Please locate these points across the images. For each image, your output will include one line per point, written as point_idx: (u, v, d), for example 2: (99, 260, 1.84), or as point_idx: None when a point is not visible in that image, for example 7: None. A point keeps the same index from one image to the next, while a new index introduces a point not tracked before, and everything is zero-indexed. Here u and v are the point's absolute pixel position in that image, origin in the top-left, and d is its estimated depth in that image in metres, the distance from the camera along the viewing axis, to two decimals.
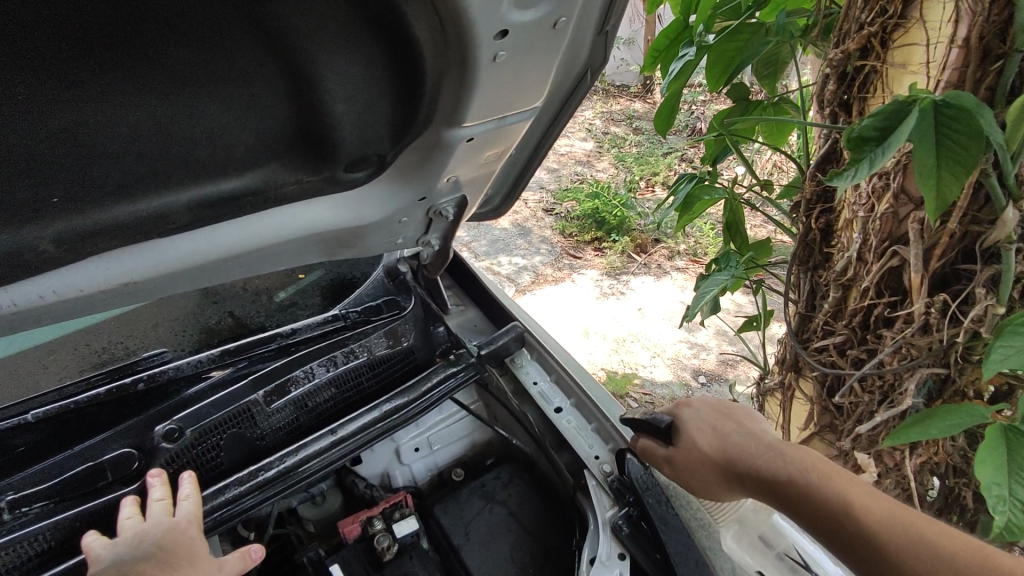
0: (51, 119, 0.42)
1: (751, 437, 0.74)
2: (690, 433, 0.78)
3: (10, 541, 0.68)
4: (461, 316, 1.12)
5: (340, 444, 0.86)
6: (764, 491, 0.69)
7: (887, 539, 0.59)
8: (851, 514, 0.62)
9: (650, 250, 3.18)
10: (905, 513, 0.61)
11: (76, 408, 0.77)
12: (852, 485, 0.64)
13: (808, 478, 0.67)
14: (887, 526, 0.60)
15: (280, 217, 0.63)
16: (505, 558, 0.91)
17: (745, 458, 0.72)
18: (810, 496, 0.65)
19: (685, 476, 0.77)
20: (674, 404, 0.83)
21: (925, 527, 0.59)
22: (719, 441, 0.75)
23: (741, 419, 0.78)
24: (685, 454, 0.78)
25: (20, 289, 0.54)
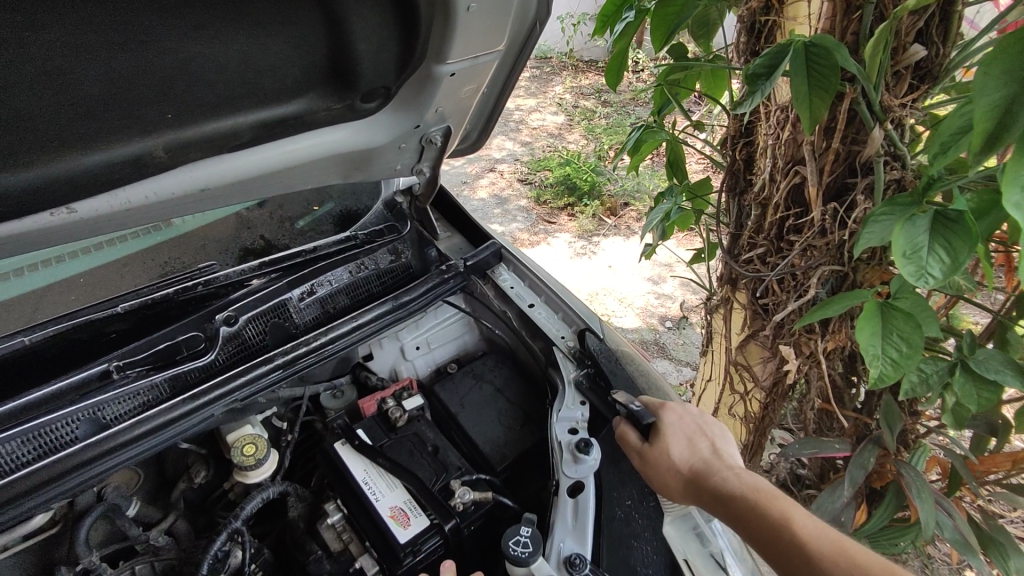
0: (177, 52, 0.64)
1: (718, 456, 0.91)
2: (667, 436, 0.94)
3: (119, 394, 0.90)
4: (449, 241, 1.36)
5: (359, 329, 1.10)
6: (720, 499, 0.85)
7: (813, 549, 0.74)
8: (788, 526, 0.78)
9: (620, 213, 3.42)
10: (830, 532, 0.77)
11: (152, 305, 0.99)
12: (793, 506, 0.80)
13: (759, 495, 0.82)
14: (815, 538, 0.75)
15: (312, 138, 0.85)
16: (494, 419, 1.15)
17: (709, 470, 0.89)
18: (756, 512, 0.81)
19: (652, 473, 0.92)
20: (658, 408, 0.99)
21: (843, 542, 0.74)
22: (691, 452, 0.92)
23: (713, 436, 0.94)
24: (657, 452, 0.93)
25: (134, 191, 0.75)
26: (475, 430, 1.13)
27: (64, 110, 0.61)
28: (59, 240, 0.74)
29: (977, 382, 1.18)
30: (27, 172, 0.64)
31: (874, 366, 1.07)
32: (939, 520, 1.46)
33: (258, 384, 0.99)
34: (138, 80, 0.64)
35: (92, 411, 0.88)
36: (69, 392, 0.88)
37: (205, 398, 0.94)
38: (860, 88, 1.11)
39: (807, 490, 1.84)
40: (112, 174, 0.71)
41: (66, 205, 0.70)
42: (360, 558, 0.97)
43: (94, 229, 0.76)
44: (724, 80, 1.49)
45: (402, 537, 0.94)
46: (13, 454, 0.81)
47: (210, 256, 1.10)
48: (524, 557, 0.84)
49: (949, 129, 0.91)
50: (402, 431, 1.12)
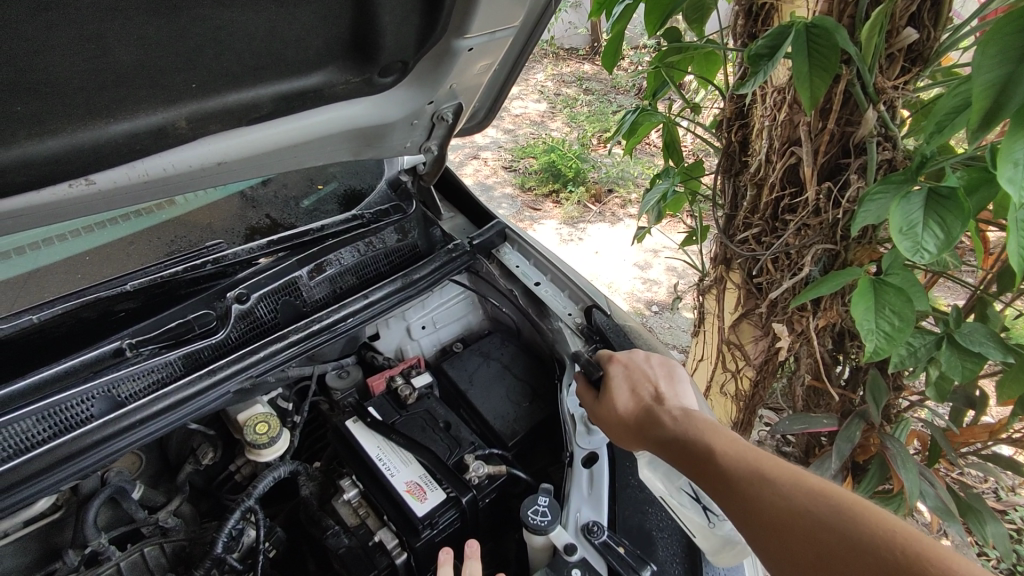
0: (210, 21, 0.65)
1: (659, 398, 0.90)
2: (613, 390, 0.95)
3: (133, 371, 0.90)
4: (453, 222, 1.38)
5: (370, 306, 1.10)
6: (658, 440, 0.84)
7: (732, 470, 0.74)
8: (712, 454, 0.77)
9: (605, 200, 3.44)
10: (756, 456, 0.75)
11: (163, 282, 0.98)
12: (721, 434, 0.79)
13: (692, 428, 0.82)
14: (738, 463, 0.74)
15: (329, 113, 0.86)
16: (501, 394, 1.17)
17: (648, 412, 0.88)
18: (687, 445, 0.80)
19: (607, 428, 0.94)
20: (606, 361, 1.00)
21: (765, 465, 0.73)
22: (635, 400, 0.92)
23: (658, 380, 0.95)
24: (607, 407, 0.94)
25: (154, 162, 0.75)
26: (484, 406, 1.14)
27: (96, 74, 0.62)
28: (77, 212, 0.74)
29: (962, 354, 1.22)
30: (53, 139, 0.65)
31: (869, 340, 1.08)
32: (922, 489, 1.51)
33: (273, 361, 0.99)
34: (168, 48, 0.65)
35: (108, 389, 0.88)
36: (82, 370, 0.87)
37: (221, 374, 0.95)
38: (855, 70, 1.13)
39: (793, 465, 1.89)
40: (135, 144, 0.71)
41: (85, 175, 0.71)
42: (378, 531, 0.98)
43: (112, 202, 0.76)
44: (718, 63, 1.51)
45: (419, 510, 0.95)
46: (29, 432, 0.81)
47: (217, 233, 1.09)
48: (544, 525, 0.86)
49: (944, 108, 0.95)
50: (412, 408, 1.12)
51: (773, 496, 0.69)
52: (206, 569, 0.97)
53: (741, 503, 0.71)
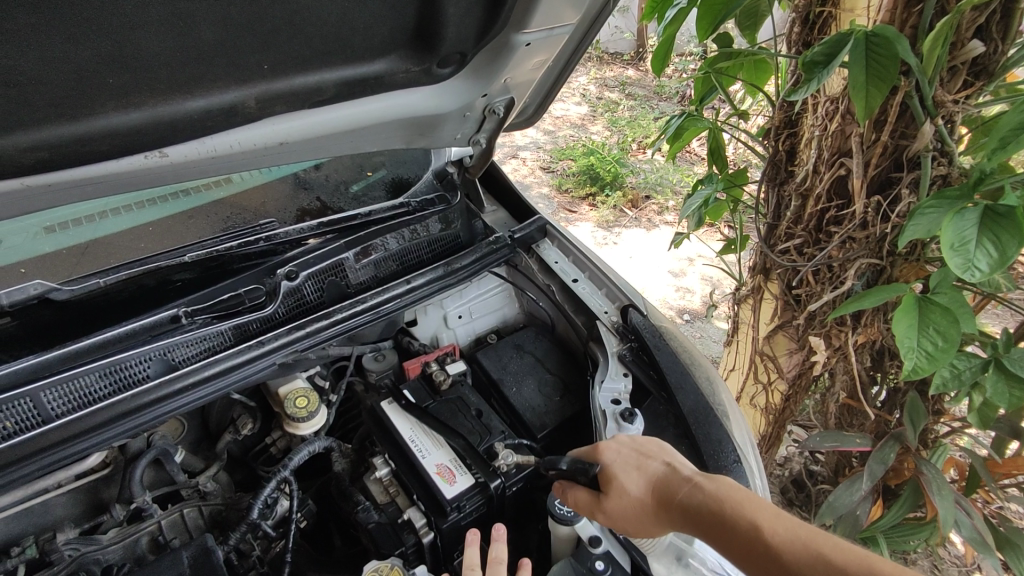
0: (288, 5, 0.68)
1: (674, 473, 0.83)
2: (618, 478, 0.83)
3: (187, 338, 0.94)
4: (495, 215, 1.40)
5: (413, 291, 1.13)
6: (692, 523, 0.77)
7: (794, 560, 0.70)
8: (765, 540, 0.72)
9: (642, 206, 3.42)
10: (808, 535, 0.72)
11: (217, 257, 1.02)
12: (763, 511, 0.75)
13: (729, 506, 0.76)
14: (796, 549, 0.71)
15: (387, 101, 0.89)
16: (534, 386, 1.18)
17: (671, 496, 0.80)
18: (730, 530, 0.75)
19: (620, 522, 0.83)
20: (594, 446, 0.88)
21: (825, 548, 0.70)
22: (647, 482, 0.83)
23: (657, 453, 0.86)
24: (617, 500, 0.82)
25: (221, 139, 0.79)
26: (516, 398, 1.16)
27: (181, 50, 0.67)
28: (148, 183, 0.79)
29: (1010, 381, 1.16)
30: (137, 112, 0.71)
31: (908, 358, 1.05)
32: (957, 518, 1.46)
33: (320, 337, 1.02)
34: (248, 30, 0.69)
35: (164, 352, 0.92)
36: (140, 333, 0.92)
37: (269, 345, 0.99)
38: (915, 82, 1.10)
39: (821, 484, 1.85)
40: (207, 121, 0.76)
41: (159, 148, 0.75)
42: (407, 509, 1.00)
43: (179, 175, 0.81)
44: (769, 71, 1.48)
45: (448, 492, 0.98)
46: (90, 388, 0.86)
47: (269, 212, 1.13)
48: (570, 516, 0.89)
49: (1008, 125, 0.93)
50: (446, 394, 1.15)
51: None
52: (241, 532, 1.01)
53: None
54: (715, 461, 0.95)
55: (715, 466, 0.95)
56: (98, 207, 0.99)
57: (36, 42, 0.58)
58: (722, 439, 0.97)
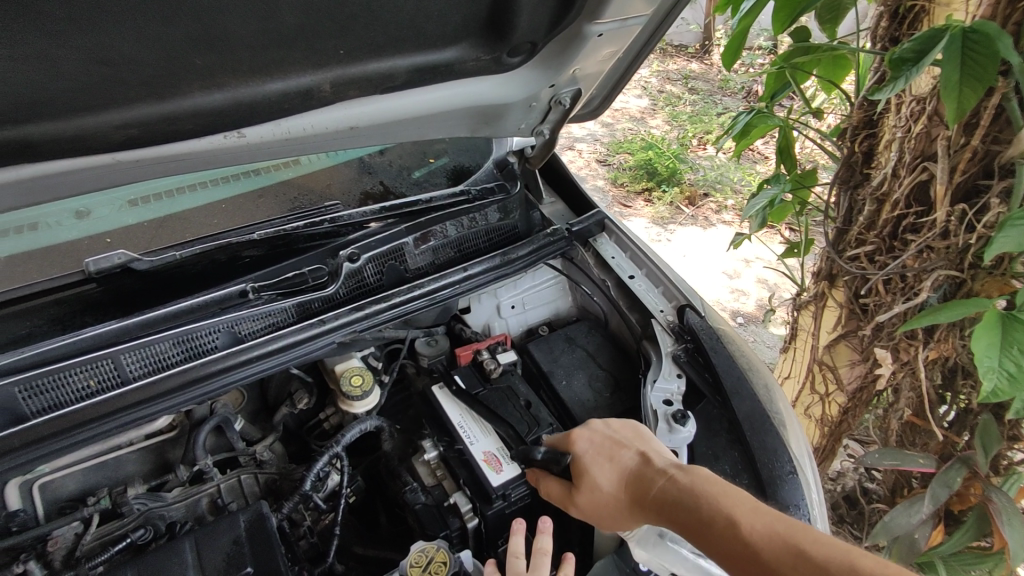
0: None
1: (645, 464, 0.85)
2: (589, 469, 0.87)
3: (254, 313, 0.98)
4: (552, 208, 1.39)
5: (469, 278, 1.13)
6: (662, 514, 0.79)
7: (764, 550, 0.71)
8: (734, 529, 0.73)
9: (699, 203, 3.33)
10: (779, 525, 0.72)
11: (284, 235, 1.05)
12: (733, 501, 0.76)
13: (697, 496, 0.78)
14: (766, 538, 0.71)
15: (456, 88, 0.90)
16: (584, 382, 1.18)
17: (642, 488, 0.83)
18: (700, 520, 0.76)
19: (593, 514, 0.86)
20: (568, 437, 0.92)
21: (795, 537, 0.70)
22: (618, 474, 0.86)
23: (631, 444, 0.89)
24: (589, 491, 0.86)
25: (295, 121, 0.82)
26: (566, 391, 1.16)
27: (264, 36, 0.69)
28: (225, 161, 0.82)
29: None
30: (219, 93, 0.74)
31: (986, 379, 0.98)
32: None
33: (378, 319, 1.04)
34: (328, 18, 0.71)
35: (231, 326, 0.97)
36: (211, 305, 0.96)
37: (329, 324, 1.01)
38: (1014, 83, 1.03)
39: (875, 503, 1.77)
40: (283, 103, 0.79)
41: (237, 129, 0.79)
42: (454, 494, 1.01)
43: (254, 156, 0.84)
44: (848, 68, 1.41)
45: (494, 480, 0.99)
46: (164, 354, 0.91)
47: (334, 194, 1.16)
48: None
49: None
50: (496, 383, 1.15)
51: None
52: (294, 502, 1.05)
53: None
54: (769, 471, 0.92)
55: (768, 475, 0.92)
56: (165, 186, 1.04)
57: (134, 24, 0.62)
58: (777, 447, 0.95)
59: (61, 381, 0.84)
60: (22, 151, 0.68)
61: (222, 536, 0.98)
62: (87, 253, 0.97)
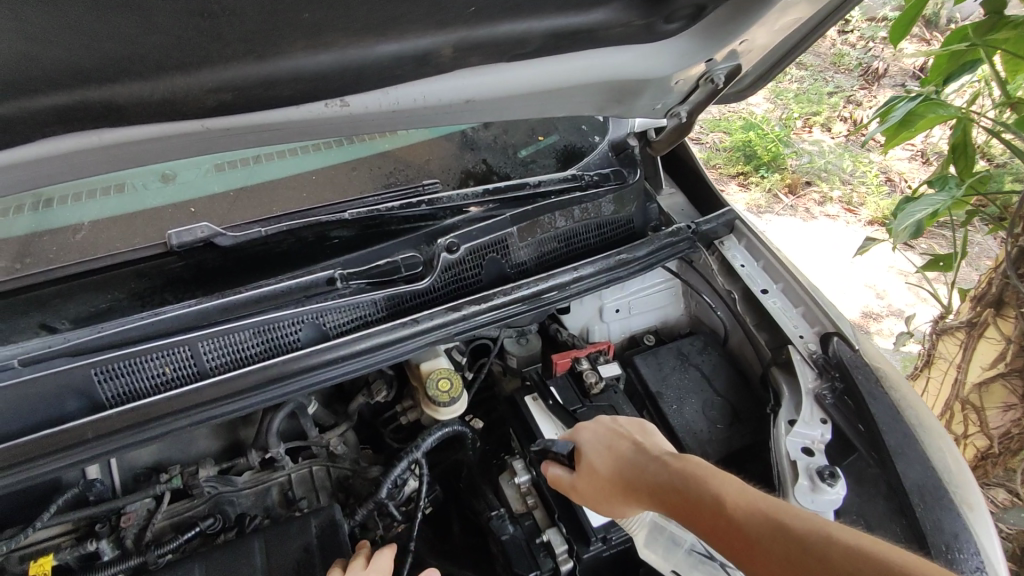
0: None
1: (641, 450, 0.78)
2: (585, 456, 0.81)
3: (342, 304, 0.87)
4: (671, 199, 1.22)
5: (580, 279, 0.99)
6: (657, 501, 0.72)
7: (753, 533, 0.63)
8: (722, 511, 0.66)
9: (800, 192, 2.80)
10: (774, 507, 0.64)
11: (376, 217, 0.94)
12: (725, 483, 0.68)
13: (688, 480, 0.70)
14: (756, 520, 0.63)
15: (597, 57, 0.74)
16: (698, 410, 1.02)
17: (636, 473, 0.76)
18: (690, 504, 0.69)
19: (591, 501, 0.80)
20: (573, 428, 0.86)
21: (787, 518, 0.62)
22: (614, 459, 0.79)
23: (632, 432, 0.82)
24: (586, 477, 0.81)
25: (406, 91, 0.69)
26: (677, 418, 1.01)
27: None
28: (322, 134, 0.71)
29: None
30: (326, 54, 0.62)
31: None
32: None
33: (475, 319, 0.91)
34: None
35: (316, 317, 0.86)
36: (296, 292, 0.87)
37: (422, 324, 0.89)
38: None
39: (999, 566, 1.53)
40: (396, 68, 0.66)
41: (340, 97, 0.66)
42: (547, 530, 0.90)
43: (357, 129, 0.72)
44: None
45: (595, 520, 0.88)
46: (243, 344, 0.83)
47: (434, 172, 1.03)
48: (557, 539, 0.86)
49: None
50: (597, 400, 1.02)
51: (802, 554, 0.59)
52: (368, 509, 0.97)
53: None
54: (947, 562, 0.74)
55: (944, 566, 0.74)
56: (254, 152, 0.96)
57: None
58: (960, 533, 0.76)
59: (137, 367, 0.78)
60: (106, 114, 0.58)
61: (292, 541, 0.90)
62: (171, 223, 0.89)
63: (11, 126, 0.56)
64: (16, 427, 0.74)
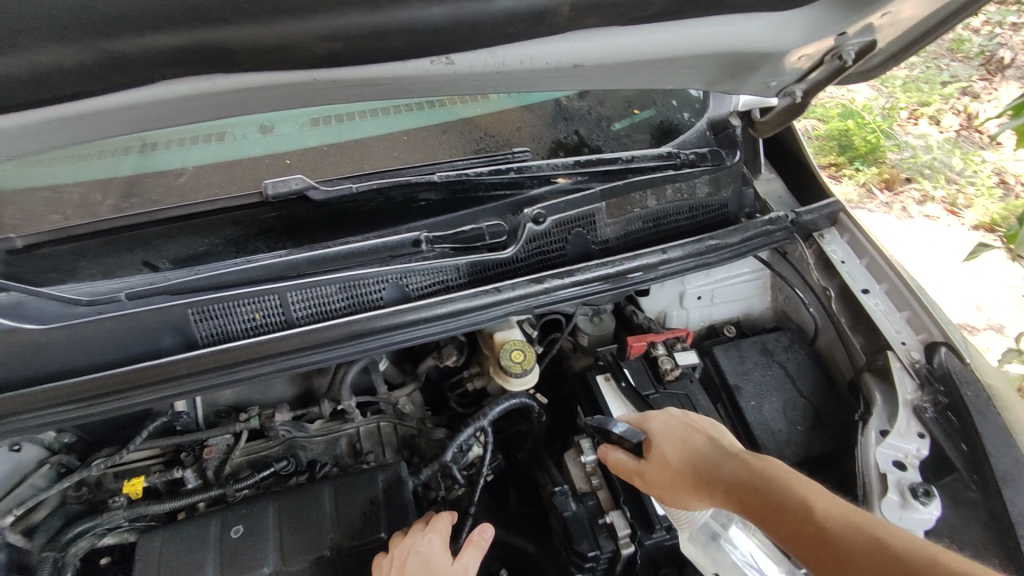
0: None
1: (717, 446, 0.76)
2: (657, 446, 0.79)
3: (425, 267, 0.87)
4: (769, 184, 1.15)
5: (667, 262, 0.95)
6: (734, 499, 0.70)
7: (845, 544, 0.61)
8: (812, 519, 0.64)
9: (899, 189, 2.51)
10: (869, 522, 0.62)
11: (466, 181, 0.93)
12: (815, 490, 0.66)
13: (773, 483, 0.68)
14: (849, 532, 0.61)
15: (714, 26, 0.70)
16: (778, 409, 0.97)
17: (712, 469, 0.74)
18: (774, 507, 0.67)
19: (656, 491, 0.78)
20: (640, 415, 0.84)
21: (885, 535, 0.60)
22: (687, 451, 0.77)
23: (706, 428, 0.80)
24: (655, 466, 0.78)
25: (513, 52, 0.67)
26: (755, 415, 0.96)
27: None
28: (425, 93, 0.70)
29: None
30: (440, 8, 0.60)
31: None
32: None
33: (555, 294, 0.90)
34: None
35: (400, 278, 0.88)
36: (380, 251, 0.87)
37: (503, 294, 0.88)
38: None
39: None
40: (508, 28, 0.64)
41: (447, 55, 0.65)
42: (611, 513, 0.89)
43: (460, 90, 0.71)
44: None
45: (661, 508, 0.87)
46: (329, 298, 0.85)
47: (524, 140, 1.00)
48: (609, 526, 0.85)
49: None
50: (670, 387, 0.99)
51: (900, 574, 0.57)
52: (432, 470, 0.98)
53: None
54: None
55: None
56: (347, 108, 0.97)
57: None
58: None
59: (231, 311, 0.81)
60: (223, 60, 0.60)
61: (360, 492, 0.93)
62: (268, 173, 0.92)
63: (134, 68, 0.59)
64: (121, 355, 0.80)
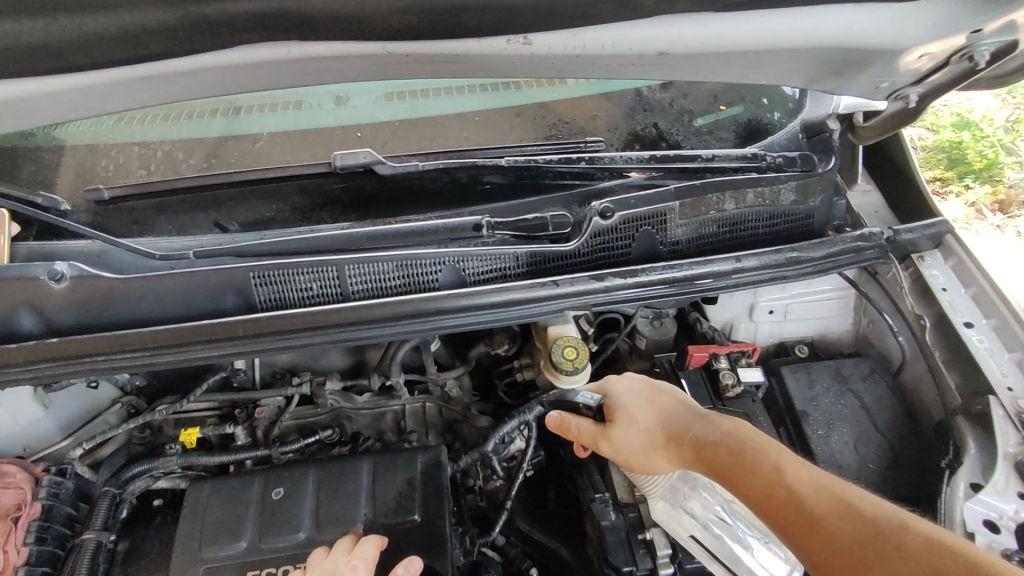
0: None
1: (685, 409, 0.80)
2: (624, 407, 0.84)
3: (484, 253, 0.85)
4: (863, 198, 1.07)
5: (741, 272, 0.88)
6: (702, 459, 0.74)
7: (813, 504, 0.63)
8: (784, 480, 0.66)
9: (1015, 212, 2.25)
10: (837, 486, 0.64)
11: (533, 167, 0.89)
12: (786, 457, 0.68)
13: (744, 446, 0.71)
14: (817, 492, 0.63)
15: (820, 17, 0.63)
16: (848, 443, 0.89)
17: (682, 428, 0.78)
18: (748, 469, 0.69)
19: (623, 451, 0.82)
20: (606, 377, 0.89)
21: (854, 498, 0.62)
22: (657, 413, 0.82)
23: (670, 391, 0.85)
24: (624, 427, 0.82)
25: (596, 35, 0.62)
26: (821, 445, 0.88)
27: None
28: (499, 73, 0.67)
29: None
30: None
31: None
32: None
33: (615, 294, 0.85)
34: None
35: (457, 261, 0.85)
36: (442, 233, 0.86)
37: (561, 288, 0.84)
38: None
39: None
40: (593, 8, 0.59)
41: (525, 34, 0.62)
42: (652, 528, 0.86)
43: (536, 73, 0.67)
44: None
45: None
46: (385, 275, 0.84)
47: (598, 129, 0.95)
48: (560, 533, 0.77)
49: None
50: (729, 405, 0.93)
51: (865, 533, 0.59)
52: (472, 458, 0.97)
53: (838, 552, 0.59)
54: None
55: None
56: (424, 86, 0.96)
57: None
58: None
59: (290, 278, 0.82)
60: (299, 28, 0.59)
61: (398, 471, 0.93)
62: (337, 144, 0.91)
63: (215, 31, 0.59)
64: (185, 310, 0.82)
